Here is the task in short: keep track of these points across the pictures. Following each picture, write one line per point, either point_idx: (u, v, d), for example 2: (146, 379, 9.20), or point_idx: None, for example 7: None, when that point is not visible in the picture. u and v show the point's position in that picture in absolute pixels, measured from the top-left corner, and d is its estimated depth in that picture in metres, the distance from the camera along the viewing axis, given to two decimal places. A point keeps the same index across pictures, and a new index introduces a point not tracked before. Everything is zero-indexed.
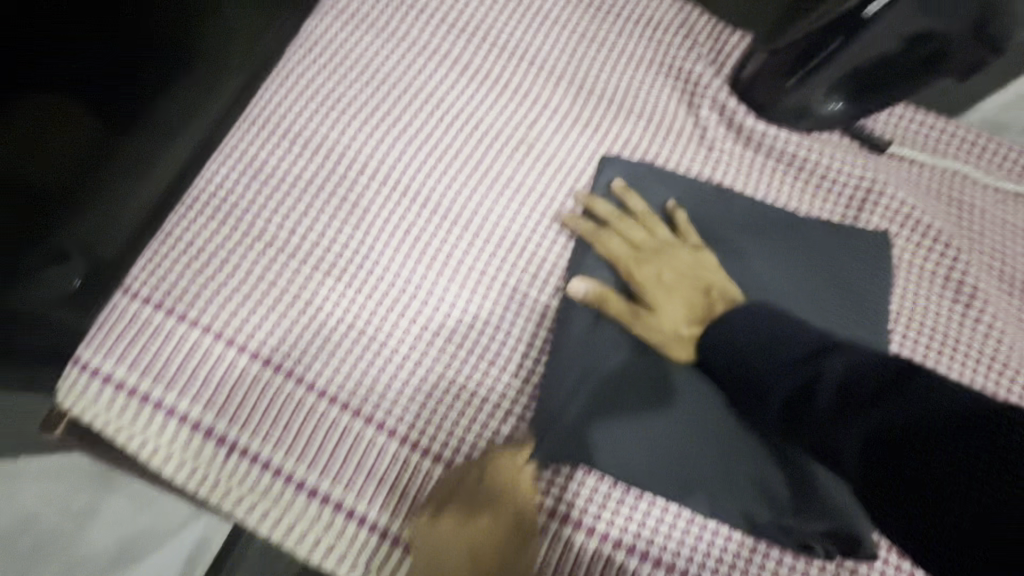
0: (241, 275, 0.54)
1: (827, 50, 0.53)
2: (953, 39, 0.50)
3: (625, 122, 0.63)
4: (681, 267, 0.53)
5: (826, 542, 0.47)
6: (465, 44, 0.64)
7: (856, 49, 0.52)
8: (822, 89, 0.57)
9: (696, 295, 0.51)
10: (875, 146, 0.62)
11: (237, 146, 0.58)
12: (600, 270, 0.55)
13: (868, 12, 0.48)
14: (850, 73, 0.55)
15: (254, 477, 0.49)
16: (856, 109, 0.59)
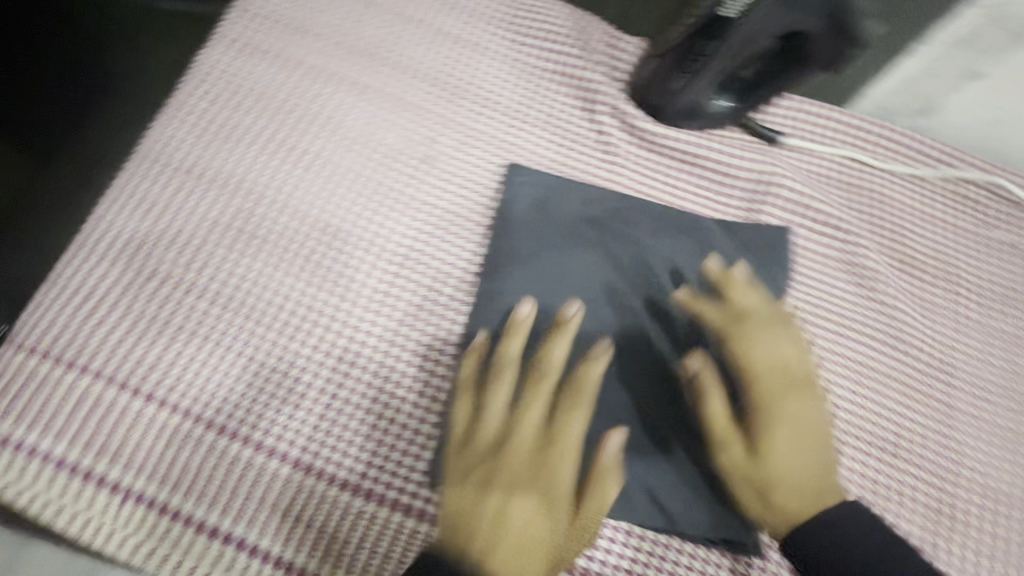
0: (135, 317, 0.53)
1: (699, 53, 0.54)
2: (812, 35, 0.52)
3: (525, 134, 0.64)
4: (814, 417, 0.49)
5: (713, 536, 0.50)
6: (362, 65, 0.64)
7: (726, 50, 0.53)
8: (706, 90, 0.58)
9: (808, 459, 0.47)
10: (768, 140, 0.65)
11: (126, 186, 0.57)
12: (515, 276, 0.56)
13: (725, 16, 0.51)
14: (727, 72, 0.56)
15: (150, 522, 0.48)
16: (743, 107, 0.61)
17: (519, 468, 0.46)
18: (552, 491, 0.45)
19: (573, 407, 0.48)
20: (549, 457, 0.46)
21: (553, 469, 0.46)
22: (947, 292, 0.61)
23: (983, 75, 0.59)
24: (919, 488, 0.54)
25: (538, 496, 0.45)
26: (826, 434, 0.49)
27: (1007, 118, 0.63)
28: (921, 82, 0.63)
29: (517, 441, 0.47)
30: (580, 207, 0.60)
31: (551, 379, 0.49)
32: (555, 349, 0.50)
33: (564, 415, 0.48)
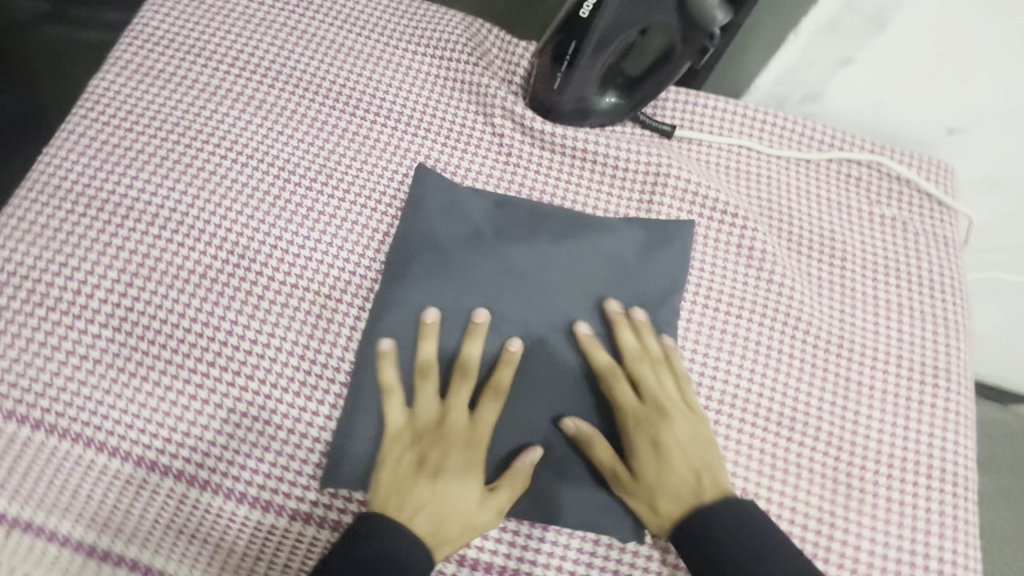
0: (22, 344, 0.53)
1: (569, 51, 0.58)
2: (670, 32, 0.55)
3: (424, 140, 0.65)
4: (690, 434, 0.53)
5: (607, 524, 0.53)
6: (259, 81, 0.65)
7: (591, 49, 0.57)
8: (587, 87, 0.61)
9: (686, 475, 0.51)
10: (663, 133, 0.66)
11: (14, 213, 0.57)
12: (409, 285, 0.56)
13: (582, 16, 0.55)
14: (601, 70, 0.60)
15: (42, 550, 0.48)
16: (629, 104, 0.63)
17: (444, 466, 0.50)
18: (475, 484, 0.50)
19: (489, 404, 0.52)
20: (468, 454, 0.51)
21: (473, 464, 0.51)
22: (837, 270, 0.64)
23: (852, 59, 0.62)
24: (812, 461, 0.56)
25: (460, 490, 0.50)
26: (705, 446, 0.53)
27: (885, 98, 0.66)
28: (801, 70, 0.66)
29: (440, 440, 0.51)
30: (482, 210, 0.61)
31: (469, 379, 0.53)
32: (471, 349, 0.54)
33: (481, 412, 0.52)
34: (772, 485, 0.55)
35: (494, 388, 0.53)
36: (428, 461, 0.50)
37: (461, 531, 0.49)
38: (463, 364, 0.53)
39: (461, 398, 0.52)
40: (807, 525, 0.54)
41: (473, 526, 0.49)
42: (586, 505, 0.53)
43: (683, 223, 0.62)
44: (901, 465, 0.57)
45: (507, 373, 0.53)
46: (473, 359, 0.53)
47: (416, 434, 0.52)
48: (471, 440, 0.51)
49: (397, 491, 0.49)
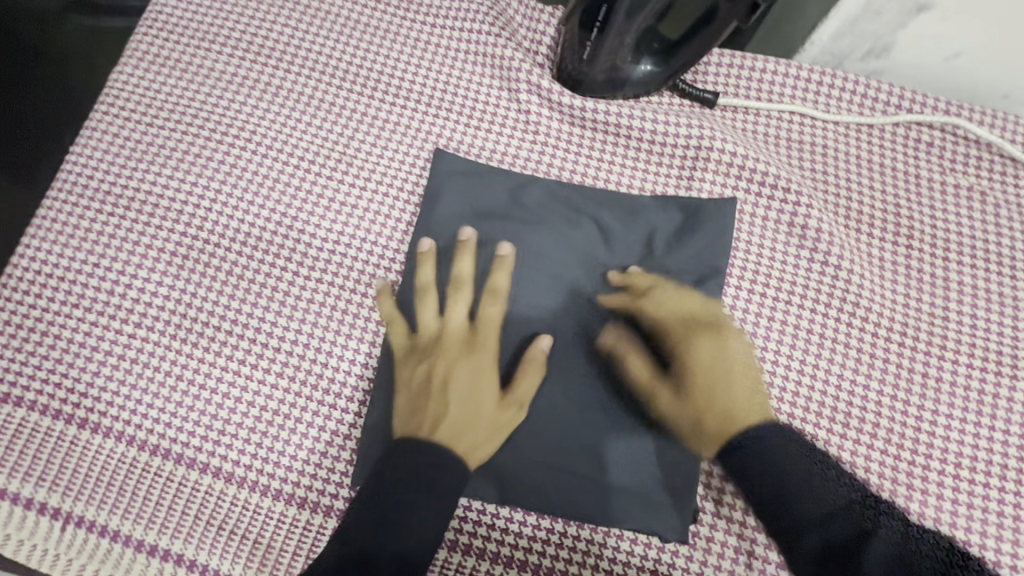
0: (62, 345, 0.54)
1: (601, 15, 0.54)
2: None
3: (445, 122, 0.61)
4: (726, 353, 0.51)
5: (648, 526, 0.49)
6: (274, 67, 0.63)
7: (624, 14, 0.52)
8: (620, 53, 0.55)
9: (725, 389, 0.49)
10: (705, 102, 0.60)
11: (47, 215, 0.57)
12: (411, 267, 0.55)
13: None
14: (636, 34, 0.54)
15: (93, 544, 0.49)
16: (665, 72, 0.57)
17: (456, 373, 0.49)
18: (490, 384, 0.49)
19: (488, 308, 0.52)
20: (478, 359, 0.50)
21: (484, 368, 0.49)
22: (902, 248, 0.57)
23: (928, 7, 0.54)
24: (870, 460, 0.52)
25: (474, 394, 0.48)
26: (740, 366, 0.50)
27: (965, 50, 0.58)
28: (865, 21, 0.58)
29: (446, 350, 0.50)
30: (503, 197, 0.57)
31: (465, 289, 0.52)
32: (465, 265, 0.53)
33: (483, 319, 0.51)
34: None
35: (490, 293, 0.52)
36: (438, 378, 0.49)
37: (486, 431, 0.47)
38: (457, 279, 0.52)
39: (460, 310, 0.52)
40: None
41: (497, 428, 0.48)
42: (625, 506, 0.49)
43: (725, 200, 0.56)
44: (972, 464, 0.51)
45: (499, 276, 0.53)
46: (467, 273, 0.53)
47: (423, 352, 0.51)
48: (478, 345, 0.50)
49: (415, 406, 0.48)
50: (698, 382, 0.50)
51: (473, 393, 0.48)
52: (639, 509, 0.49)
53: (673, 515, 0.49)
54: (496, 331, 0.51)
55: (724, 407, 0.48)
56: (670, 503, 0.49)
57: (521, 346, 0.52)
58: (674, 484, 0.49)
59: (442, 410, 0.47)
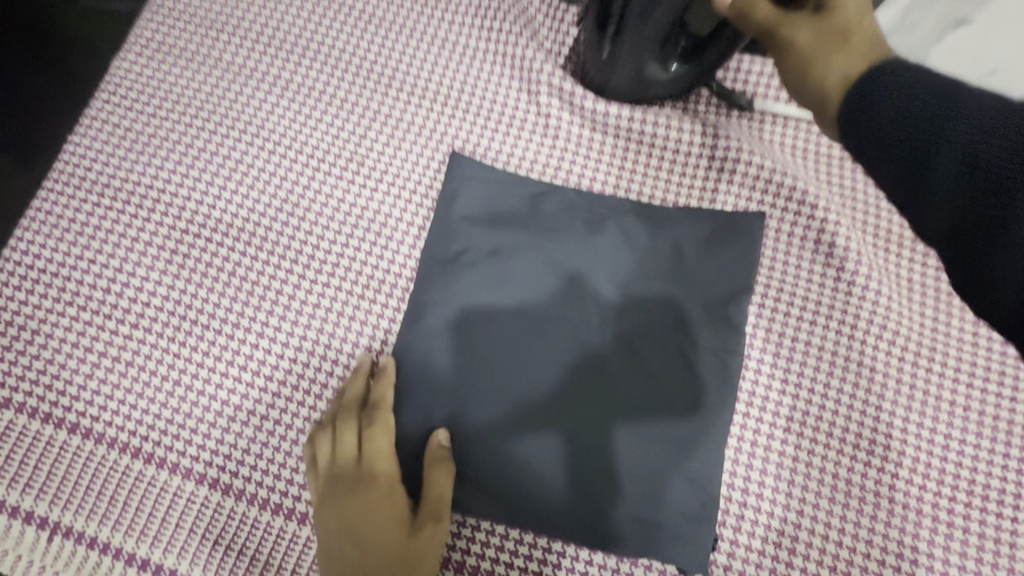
0: (55, 345, 0.51)
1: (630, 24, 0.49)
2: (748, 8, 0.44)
3: (462, 122, 0.59)
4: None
5: (661, 555, 0.47)
6: (285, 59, 0.60)
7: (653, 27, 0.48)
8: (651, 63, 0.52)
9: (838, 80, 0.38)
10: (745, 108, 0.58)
11: (42, 208, 0.55)
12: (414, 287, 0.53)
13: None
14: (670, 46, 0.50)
15: (81, 557, 0.47)
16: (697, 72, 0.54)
17: (354, 509, 0.46)
18: (401, 508, 0.46)
19: (381, 430, 0.47)
20: (382, 484, 0.47)
21: (382, 497, 0.46)
22: (935, 268, 0.55)
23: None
24: (894, 490, 0.50)
25: (381, 526, 0.45)
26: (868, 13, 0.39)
27: None
28: (902, 34, 0.56)
29: (347, 482, 0.46)
30: (521, 202, 0.55)
31: (355, 414, 0.48)
32: (352, 392, 0.49)
33: (376, 437, 0.47)
34: (844, 513, 0.50)
35: (381, 412, 0.48)
36: (350, 513, 0.46)
37: (402, 561, 0.45)
38: (345, 406, 0.49)
39: (353, 437, 0.47)
40: (883, 558, 0.49)
41: (414, 553, 0.45)
42: (638, 534, 0.47)
43: (752, 214, 0.54)
44: (1000, 496, 0.50)
45: (385, 391, 0.48)
46: (355, 398, 0.49)
47: (330, 485, 0.47)
48: (372, 473, 0.47)
49: (336, 546, 0.45)
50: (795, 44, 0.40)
51: (390, 522, 0.46)
52: (653, 538, 0.47)
53: (692, 543, 0.47)
54: (389, 454, 0.47)
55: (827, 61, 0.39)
56: (689, 529, 0.47)
57: (524, 370, 0.49)
58: (693, 511, 0.47)
59: (354, 551, 0.45)
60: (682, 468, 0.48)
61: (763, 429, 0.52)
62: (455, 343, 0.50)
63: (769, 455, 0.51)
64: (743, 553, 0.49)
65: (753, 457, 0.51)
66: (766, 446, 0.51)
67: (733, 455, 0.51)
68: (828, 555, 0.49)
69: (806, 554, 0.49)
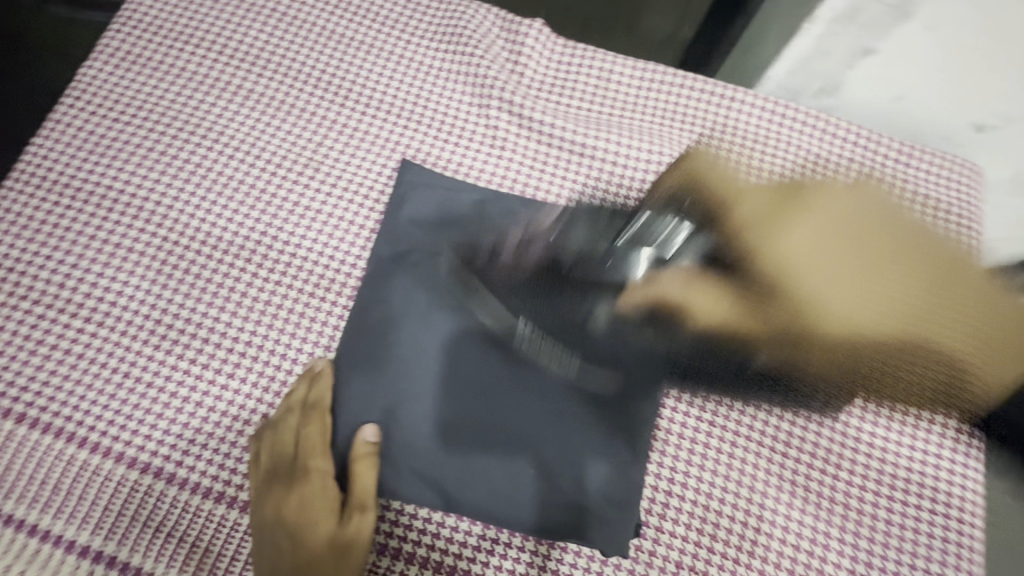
0: (9, 336, 0.53)
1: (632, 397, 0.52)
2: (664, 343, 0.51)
3: (415, 133, 0.63)
4: (780, 252, 0.49)
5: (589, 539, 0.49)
6: (249, 70, 0.64)
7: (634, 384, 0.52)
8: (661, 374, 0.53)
9: (846, 339, 0.49)
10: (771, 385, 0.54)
11: (2, 204, 0.56)
12: (362, 285, 0.56)
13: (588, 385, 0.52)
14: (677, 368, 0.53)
15: (19, 543, 0.48)
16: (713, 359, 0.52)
17: (290, 503, 0.48)
18: (332, 502, 0.48)
19: (319, 428, 0.50)
20: (316, 480, 0.48)
21: (315, 491, 0.48)
22: None
23: (933, 30, 0.55)
24: (807, 478, 0.54)
25: (312, 519, 0.47)
26: (863, 281, 0.49)
27: (908, 94, 0.63)
28: (817, 62, 0.63)
29: (285, 476, 0.49)
30: (465, 206, 0.58)
31: (295, 413, 0.51)
32: (295, 395, 0.51)
33: (314, 434, 0.49)
34: (763, 502, 0.53)
35: (320, 411, 0.50)
36: (283, 507, 0.47)
37: (331, 552, 0.46)
38: (288, 407, 0.51)
39: (292, 434, 0.50)
40: (798, 545, 0.52)
41: (344, 545, 0.46)
42: (566, 519, 0.49)
43: None
44: (903, 483, 0.54)
45: (324, 392, 0.51)
46: (297, 399, 0.51)
47: (267, 480, 0.49)
48: (308, 469, 0.49)
49: (267, 539, 0.47)
50: (805, 319, 0.49)
51: (321, 516, 0.47)
52: (580, 523, 0.49)
53: (617, 522, 0.49)
54: (326, 451, 0.49)
55: (829, 309, 0.49)
56: (614, 513, 0.50)
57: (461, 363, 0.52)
58: (619, 495, 0.50)
59: (285, 544, 0.46)
60: (609, 453, 0.51)
61: (689, 423, 0.55)
62: (397, 336, 0.52)
63: (694, 448, 0.54)
64: (669, 541, 0.51)
65: (679, 449, 0.54)
66: (690, 439, 0.54)
67: (659, 447, 0.54)
68: (747, 542, 0.52)
69: (727, 542, 0.52)
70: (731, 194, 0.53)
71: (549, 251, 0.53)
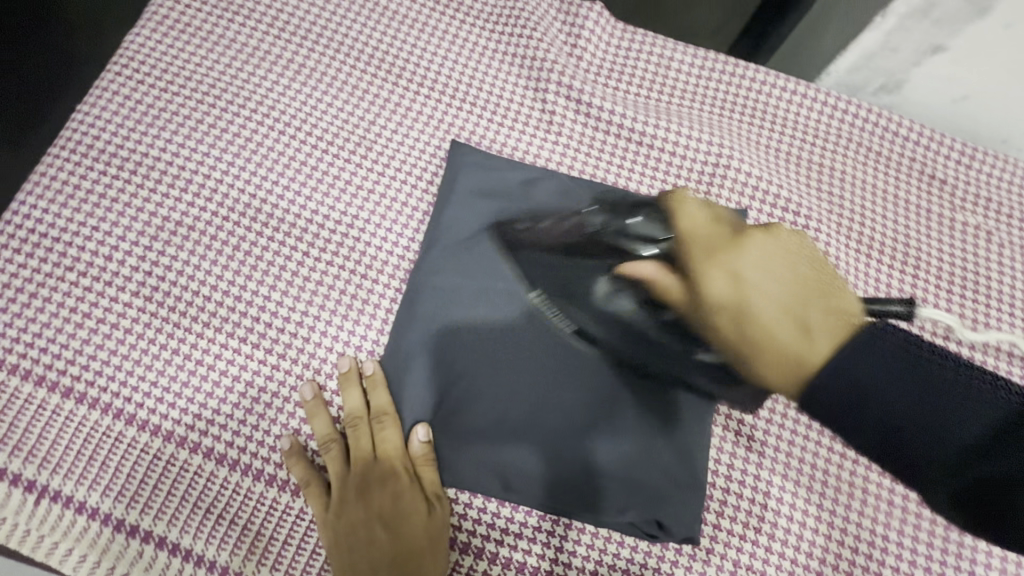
0: (54, 308, 0.51)
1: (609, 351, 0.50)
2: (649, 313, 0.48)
3: (470, 114, 0.61)
4: (711, 277, 0.46)
5: (666, 525, 0.48)
6: (301, 43, 0.62)
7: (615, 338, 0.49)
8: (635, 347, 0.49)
9: (790, 335, 0.41)
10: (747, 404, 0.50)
11: (47, 173, 0.55)
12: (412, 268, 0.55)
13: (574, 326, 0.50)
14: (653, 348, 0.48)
15: (67, 521, 0.47)
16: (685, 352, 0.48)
17: (371, 509, 0.47)
18: (413, 499, 0.47)
19: (386, 431, 0.49)
20: (392, 480, 0.48)
21: (394, 492, 0.47)
22: (911, 277, 0.59)
23: (1010, 28, 0.53)
24: (868, 481, 0.52)
25: (396, 518, 0.47)
26: (790, 267, 0.46)
27: (972, 95, 0.61)
28: (882, 57, 0.62)
29: (360, 483, 0.48)
30: (509, 189, 0.57)
31: (357, 421, 0.49)
32: (350, 402, 0.50)
33: (381, 437, 0.49)
34: (821, 501, 0.51)
35: (384, 414, 0.49)
36: (367, 513, 0.47)
37: (425, 544, 0.46)
38: (350, 418, 0.49)
39: (360, 441, 0.49)
40: (855, 546, 0.51)
41: (435, 534, 0.46)
42: (642, 507, 0.48)
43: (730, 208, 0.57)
44: None
45: (384, 393, 0.50)
46: (358, 407, 0.50)
47: (341, 491, 0.48)
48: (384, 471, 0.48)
49: (351, 547, 0.46)
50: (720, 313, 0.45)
51: (405, 512, 0.47)
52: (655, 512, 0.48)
53: (687, 504, 0.49)
54: (399, 450, 0.48)
55: (774, 336, 0.42)
56: (683, 497, 0.49)
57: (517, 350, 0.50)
58: (685, 481, 0.49)
59: (374, 548, 0.46)
60: (669, 439, 0.49)
61: (750, 418, 0.53)
62: (451, 320, 0.51)
63: (753, 445, 0.52)
64: (726, 538, 0.50)
65: (736, 447, 0.52)
66: (750, 435, 0.53)
67: (717, 443, 0.52)
68: (806, 543, 0.50)
69: (784, 540, 0.50)
70: (682, 225, 0.49)
71: (578, 230, 0.52)
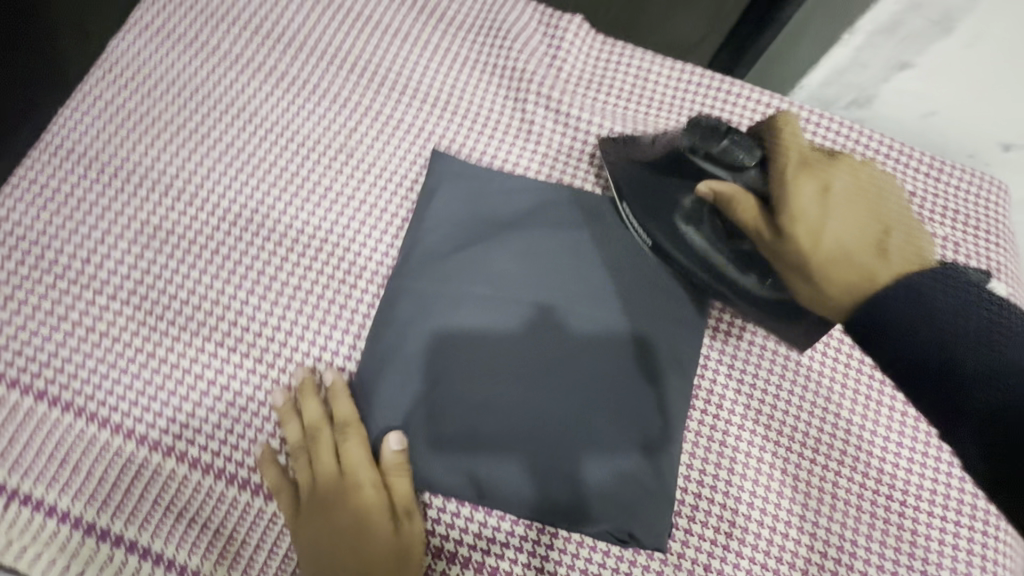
0: (29, 311, 0.51)
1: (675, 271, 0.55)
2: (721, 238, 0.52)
3: (450, 124, 0.62)
4: (802, 192, 0.46)
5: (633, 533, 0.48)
6: (284, 52, 0.63)
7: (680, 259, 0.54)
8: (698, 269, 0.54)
9: (861, 256, 0.43)
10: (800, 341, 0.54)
11: (26, 177, 0.55)
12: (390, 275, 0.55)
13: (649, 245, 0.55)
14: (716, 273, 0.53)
15: (36, 525, 0.46)
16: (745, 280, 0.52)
17: (335, 519, 0.47)
18: (377, 509, 0.47)
19: (350, 441, 0.49)
20: (356, 490, 0.48)
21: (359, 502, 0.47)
22: None
23: (971, 46, 0.55)
24: (837, 486, 0.53)
25: (360, 527, 0.47)
26: (878, 202, 0.47)
27: (940, 110, 0.63)
28: (852, 72, 0.64)
29: (325, 493, 0.48)
30: (488, 198, 0.57)
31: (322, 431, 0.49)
32: (314, 412, 0.50)
33: (346, 447, 0.49)
34: (791, 506, 0.52)
35: (348, 424, 0.49)
36: (332, 524, 0.47)
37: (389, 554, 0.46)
38: (315, 428, 0.50)
39: (325, 451, 0.49)
40: (825, 551, 0.51)
41: (401, 543, 0.47)
42: (611, 515, 0.49)
43: None
44: (934, 496, 0.53)
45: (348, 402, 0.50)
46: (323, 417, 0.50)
47: (307, 502, 0.48)
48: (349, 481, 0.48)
49: (317, 558, 0.46)
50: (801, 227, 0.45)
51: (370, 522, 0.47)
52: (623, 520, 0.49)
53: (656, 512, 0.49)
54: (363, 461, 0.48)
55: (851, 258, 0.43)
56: (653, 505, 0.49)
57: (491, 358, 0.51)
58: (654, 489, 0.50)
59: (340, 559, 0.46)
60: (639, 447, 0.50)
61: (721, 424, 0.54)
62: (428, 328, 0.52)
63: (724, 450, 0.53)
64: (697, 543, 0.51)
65: (708, 452, 0.53)
66: (721, 440, 0.54)
67: (689, 448, 0.53)
68: (776, 547, 0.51)
69: (755, 545, 0.51)
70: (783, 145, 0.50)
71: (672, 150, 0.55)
